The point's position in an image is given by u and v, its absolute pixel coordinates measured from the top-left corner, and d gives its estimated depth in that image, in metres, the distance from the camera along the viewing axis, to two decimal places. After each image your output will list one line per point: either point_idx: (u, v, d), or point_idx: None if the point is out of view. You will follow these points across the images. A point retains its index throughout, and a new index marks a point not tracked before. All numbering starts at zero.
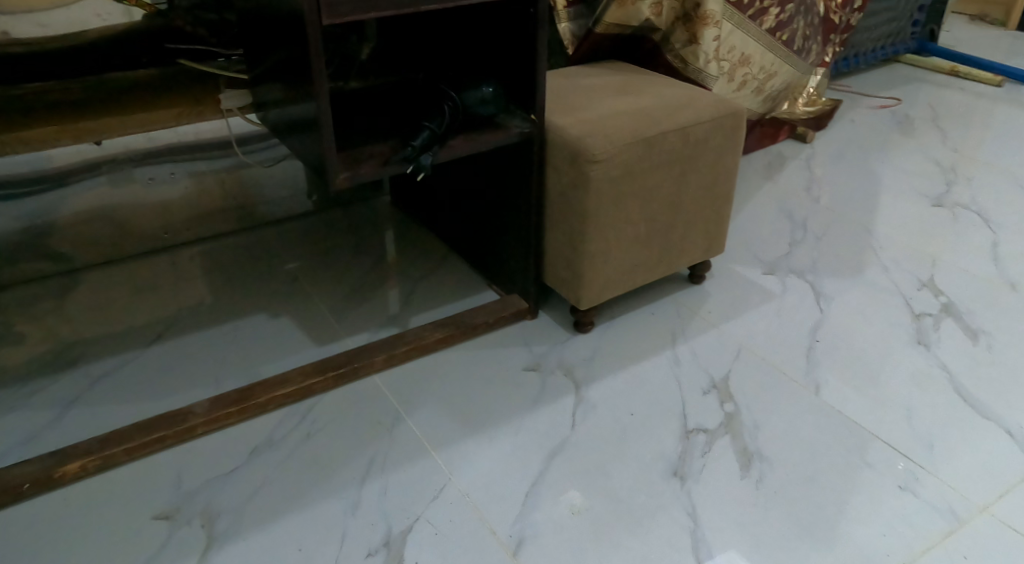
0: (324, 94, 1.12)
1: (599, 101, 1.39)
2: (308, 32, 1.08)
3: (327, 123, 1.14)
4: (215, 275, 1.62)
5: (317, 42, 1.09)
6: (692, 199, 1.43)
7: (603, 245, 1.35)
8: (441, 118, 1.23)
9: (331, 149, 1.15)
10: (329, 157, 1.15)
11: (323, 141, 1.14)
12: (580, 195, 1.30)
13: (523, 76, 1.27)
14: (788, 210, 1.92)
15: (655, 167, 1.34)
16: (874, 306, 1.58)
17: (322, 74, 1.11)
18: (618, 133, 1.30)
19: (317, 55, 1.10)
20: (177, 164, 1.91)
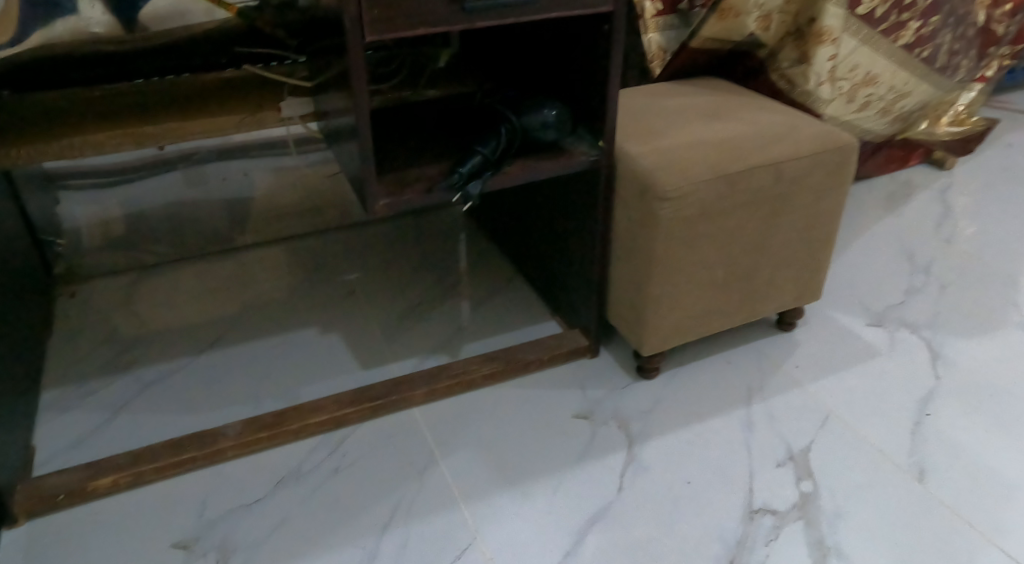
0: (365, 115, 1.04)
1: (681, 126, 1.25)
2: (348, 49, 1.00)
3: (367, 146, 1.05)
4: (279, 281, 1.59)
5: (357, 61, 1.01)
6: (782, 241, 1.28)
7: (671, 288, 1.21)
8: (496, 142, 1.12)
9: (371, 173, 1.06)
10: (368, 181, 1.06)
11: (363, 164, 1.06)
12: (647, 234, 1.17)
13: (593, 99, 1.15)
14: (910, 252, 1.71)
15: (738, 206, 1.19)
16: (1003, 376, 1.37)
17: (364, 94, 1.03)
18: (698, 167, 1.15)
19: (357, 73, 1.01)
20: (255, 164, 1.90)
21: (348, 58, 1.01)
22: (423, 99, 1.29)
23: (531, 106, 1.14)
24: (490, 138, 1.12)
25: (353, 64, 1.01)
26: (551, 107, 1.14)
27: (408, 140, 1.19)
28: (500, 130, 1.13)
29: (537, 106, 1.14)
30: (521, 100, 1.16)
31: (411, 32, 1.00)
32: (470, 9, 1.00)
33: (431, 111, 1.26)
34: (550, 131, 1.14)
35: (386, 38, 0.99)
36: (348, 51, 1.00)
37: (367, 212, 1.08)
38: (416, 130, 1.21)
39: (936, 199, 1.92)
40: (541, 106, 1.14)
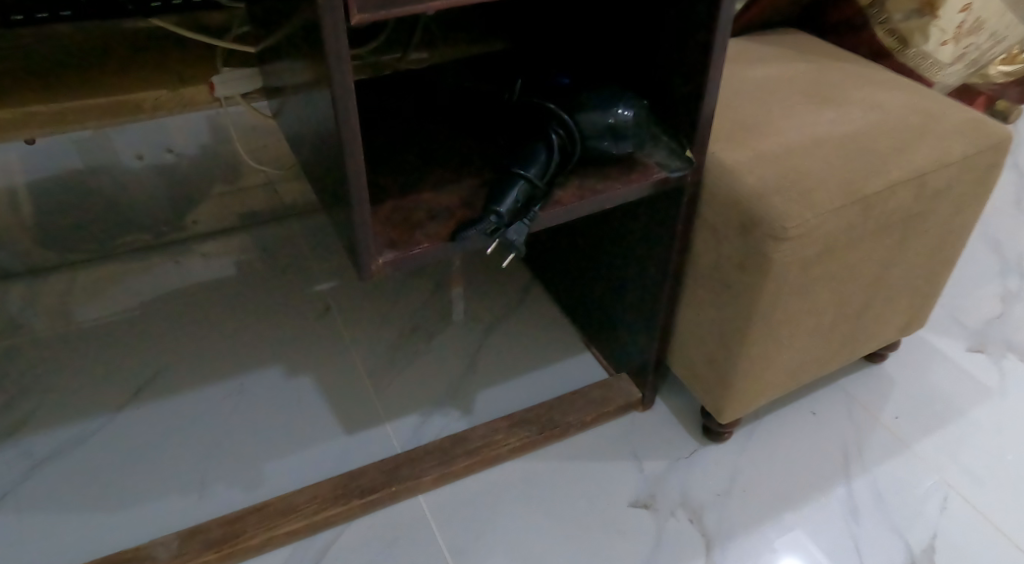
0: (358, 142, 0.66)
1: (785, 119, 0.90)
2: (325, 47, 0.61)
3: (360, 185, 0.68)
4: (220, 292, 1.21)
5: (344, 64, 0.62)
6: (905, 270, 0.96)
7: (769, 346, 0.89)
8: (545, 158, 0.76)
9: (366, 222, 0.70)
10: (360, 233, 0.70)
11: (353, 211, 0.69)
12: (747, 280, 0.84)
13: (679, 87, 0.79)
14: (996, 241, 1.41)
15: (867, 236, 0.86)
16: None
17: (354, 112, 0.65)
18: (826, 187, 0.81)
19: (344, 82, 0.63)
20: (179, 130, 1.25)
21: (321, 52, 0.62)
22: (421, 82, 0.92)
23: (596, 101, 0.77)
24: (536, 150, 0.76)
25: (334, 60, 0.62)
26: (624, 102, 0.77)
27: (409, 148, 0.83)
28: (550, 137, 0.77)
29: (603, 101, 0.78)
30: (577, 90, 0.79)
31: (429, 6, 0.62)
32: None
33: (436, 102, 0.89)
34: (622, 139, 0.78)
35: (386, 16, 0.61)
36: (325, 38, 0.61)
37: (359, 274, 0.73)
38: (418, 133, 0.85)
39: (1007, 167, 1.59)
40: (611, 100, 0.77)
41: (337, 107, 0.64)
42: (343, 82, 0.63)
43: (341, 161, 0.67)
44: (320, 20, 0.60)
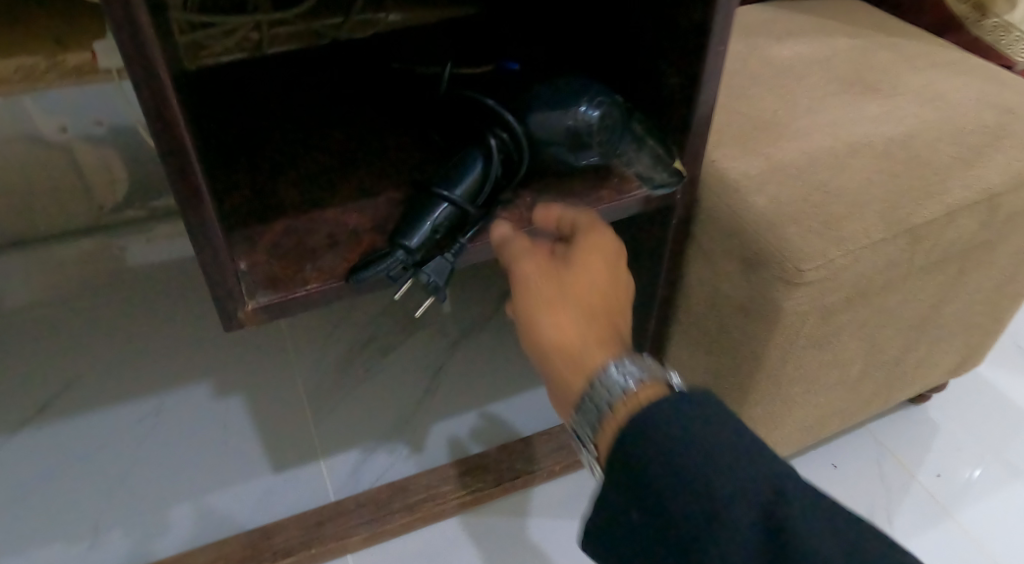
0: (192, 160, 0.47)
1: (815, 114, 0.70)
2: (114, 33, 0.43)
3: (204, 211, 0.49)
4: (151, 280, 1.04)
5: (149, 56, 0.44)
6: (964, 307, 0.76)
7: (777, 403, 0.71)
8: (478, 170, 0.58)
9: (221, 259, 0.52)
10: (216, 276, 0.52)
11: (199, 246, 0.51)
12: (750, 327, 0.65)
13: (666, 75, 0.60)
14: None
15: (914, 274, 0.66)
16: None
17: (183, 122, 0.46)
18: (862, 212, 0.61)
19: (155, 79, 0.44)
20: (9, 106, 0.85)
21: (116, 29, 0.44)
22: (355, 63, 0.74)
23: (548, 98, 0.59)
24: (467, 160, 0.59)
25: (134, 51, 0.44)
26: (588, 99, 0.59)
27: (321, 151, 0.65)
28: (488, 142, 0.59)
29: (563, 98, 0.59)
30: (527, 82, 0.61)
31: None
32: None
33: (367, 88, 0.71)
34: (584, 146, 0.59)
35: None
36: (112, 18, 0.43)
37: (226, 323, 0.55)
38: (337, 130, 0.67)
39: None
40: (568, 96, 0.59)
41: (150, 117, 0.46)
42: (153, 82, 0.45)
43: (171, 189, 0.48)
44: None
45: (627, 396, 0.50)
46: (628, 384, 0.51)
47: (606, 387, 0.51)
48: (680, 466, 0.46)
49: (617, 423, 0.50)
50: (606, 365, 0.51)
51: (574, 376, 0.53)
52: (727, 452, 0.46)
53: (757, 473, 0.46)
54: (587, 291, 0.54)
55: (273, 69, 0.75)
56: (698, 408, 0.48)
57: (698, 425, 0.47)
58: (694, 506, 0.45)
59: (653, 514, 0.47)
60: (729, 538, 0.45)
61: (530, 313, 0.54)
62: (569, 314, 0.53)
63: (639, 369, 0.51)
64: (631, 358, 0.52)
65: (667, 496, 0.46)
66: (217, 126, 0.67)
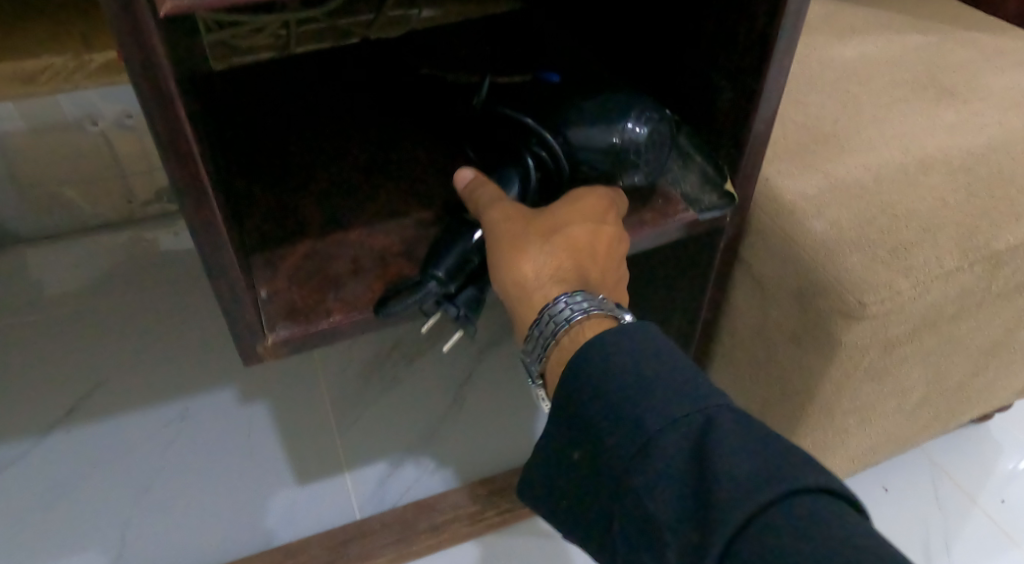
0: (209, 195, 0.43)
1: (882, 123, 0.64)
2: (122, 64, 0.39)
3: (221, 247, 0.45)
4: (178, 271, 1.01)
5: (165, 88, 0.40)
6: None
7: (831, 435, 0.66)
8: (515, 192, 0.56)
9: (240, 295, 0.48)
10: (234, 311, 0.49)
11: (216, 281, 0.47)
12: (805, 359, 0.60)
13: (721, 88, 0.56)
14: None
15: (988, 302, 0.61)
16: None
17: (199, 155, 0.42)
18: (936, 239, 0.56)
19: (169, 114, 0.40)
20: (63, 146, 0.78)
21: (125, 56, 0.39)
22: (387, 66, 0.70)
23: (592, 115, 0.54)
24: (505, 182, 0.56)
25: (146, 85, 0.39)
26: (635, 114, 0.54)
27: (350, 167, 0.62)
28: (527, 162, 0.56)
29: (609, 116, 0.54)
30: (570, 95, 0.56)
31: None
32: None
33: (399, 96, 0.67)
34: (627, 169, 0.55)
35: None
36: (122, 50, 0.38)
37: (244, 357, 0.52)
38: (366, 142, 0.64)
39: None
40: (614, 113, 0.54)
41: (164, 152, 0.41)
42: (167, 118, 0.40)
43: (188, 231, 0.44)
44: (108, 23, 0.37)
45: (573, 328, 0.50)
46: (574, 317, 0.50)
47: (552, 318, 0.51)
48: (612, 392, 0.46)
49: (562, 353, 0.51)
50: (555, 298, 0.51)
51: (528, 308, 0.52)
52: (663, 383, 0.46)
53: (690, 403, 0.45)
54: (554, 229, 0.52)
55: (300, 73, 0.71)
56: (637, 345, 0.48)
57: (633, 359, 0.47)
58: (621, 434, 0.46)
59: (592, 448, 0.47)
60: (651, 462, 0.44)
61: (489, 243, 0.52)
62: (530, 252, 0.52)
63: (589, 303, 0.50)
64: (580, 291, 0.51)
65: (603, 426, 0.46)
66: (241, 135, 0.63)
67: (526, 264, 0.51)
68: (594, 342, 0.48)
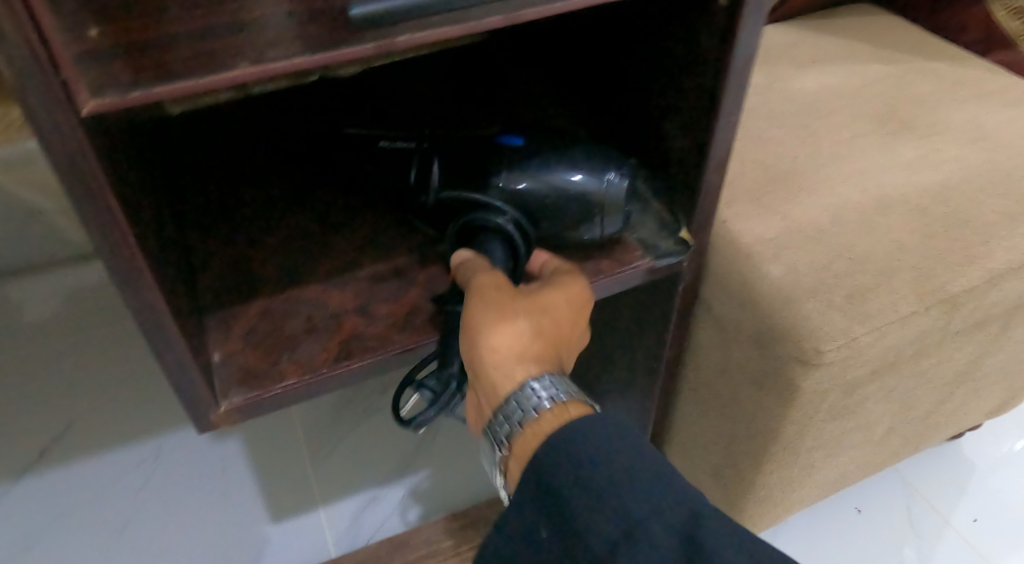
0: (150, 282, 0.42)
1: (841, 159, 0.63)
2: (51, 164, 0.37)
3: (169, 329, 0.44)
4: None
5: (98, 185, 0.38)
6: (1005, 356, 0.70)
7: (796, 470, 0.67)
8: (500, 260, 0.54)
9: (190, 372, 0.48)
10: (184, 387, 0.49)
11: (165, 361, 0.46)
12: (765, 402, 0.60)
13: (675, 135, 0.55)
14: None
15: (946, 339, 0.61)
16: None
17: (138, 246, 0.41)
18: (891, 283, 0.56)
19: (104, 208, 0.39)
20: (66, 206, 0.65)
21: (54, 159, 0.37)
22: None
23: (562, 176, 0.54)
24: (488, 250, 0.54)
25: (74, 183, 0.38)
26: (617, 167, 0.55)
27: (302, 217, 0.61)
28: (506, 228, 0.54)
29: (589, 167, 0.54)
30: (530, 152, 0.55)
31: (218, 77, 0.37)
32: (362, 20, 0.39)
33: None
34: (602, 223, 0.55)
35: (145, 98, 0.37)
36: (50, 151, 0.37)
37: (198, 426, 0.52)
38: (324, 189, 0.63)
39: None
40: (583, 171, 0.54)
41: (100, 245, 0.40)
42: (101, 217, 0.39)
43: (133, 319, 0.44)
44: (33, 123, 0.35)
45: (554, 409, 0.50)
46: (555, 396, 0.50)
47: (534, 395, 0.50)
48: (591, 477, 0.46)
49: (537, 431, 0.50)
50: (526, 381, 0.50)
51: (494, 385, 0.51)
52: (647, 473, 0.46)
53: (676, 496, 0.46)
54: (537, 307, 0.51)
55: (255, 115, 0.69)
56: (621, 430, 0.48)
57: (618, 443, 0.47)
58: (607, 519, 0.46)
59: (570, 535, 0.47)
60: (638, 548, 0.45)
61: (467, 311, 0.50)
62: (518, 321, 0.50)
63: (565, 385, 0.51)
64: (556, 375, 0.51)
65: (580, 512, 0.46)
66: (195, 187, 0.62)
67: (509, 332, 0.50)
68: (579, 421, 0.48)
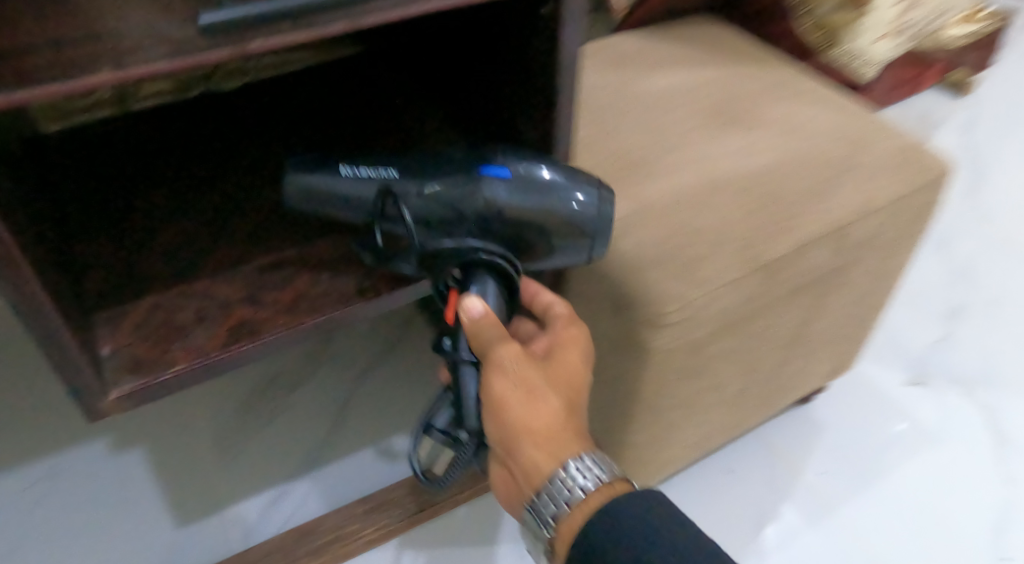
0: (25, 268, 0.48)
1: (680, 151, 0.72)
2: None
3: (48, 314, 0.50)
4: None
5: None
6: (837, 315, 0.78)
7: (660, 429, 0.74)
8: (498, 302, 0.57)
9: (77, 357, 0.53)
10: (71, 372, 0.53)
11: (52, 347, 0.51)
12: (622, 365, 0.68)
13: (526, 132, 0.62)
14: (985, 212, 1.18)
15: (776, 301, 0.69)
16: None
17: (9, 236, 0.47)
18: (715, 251, 0.64)
19: None
20: None
21: None
22: (232, 122, 0.74)
23: (516, 198, 0.58)
24: (485, 290, 0.57)
25: None
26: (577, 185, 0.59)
27: (187, 222, 0.66)
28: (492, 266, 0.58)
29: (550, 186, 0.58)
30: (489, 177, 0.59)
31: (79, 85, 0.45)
32: (213, 30, 0.46)
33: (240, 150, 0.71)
34: (574, 250, 0.60)
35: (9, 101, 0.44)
36: None
37: (90, 415, 0.56)
38: (207, 196, 0.68)
39: (956, 148, 1.27)
40: (537, 192, 0.58)
41: None
42: None
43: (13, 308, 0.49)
44: None
45: (590, 493, 0.54)
46: (593, 481, 0.54)
47: (569, 480, 0.55)
48: (635, 556, 0.51)
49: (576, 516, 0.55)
50: (563, 462, 0.55)
51: (528, 460, 0.56)
52: (676, 554, 0.51)
53: None
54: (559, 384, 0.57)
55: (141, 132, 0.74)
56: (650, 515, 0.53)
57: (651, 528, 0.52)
58: None
59: None
60: None
61: (495, 387, 0.56)
62: (546, 402, 0.56)
63: (600, 467, 0.55)
64: (596, 457, 0.55)
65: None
66: (80, 203, 0.67)
67: (536, 412, 0.55)
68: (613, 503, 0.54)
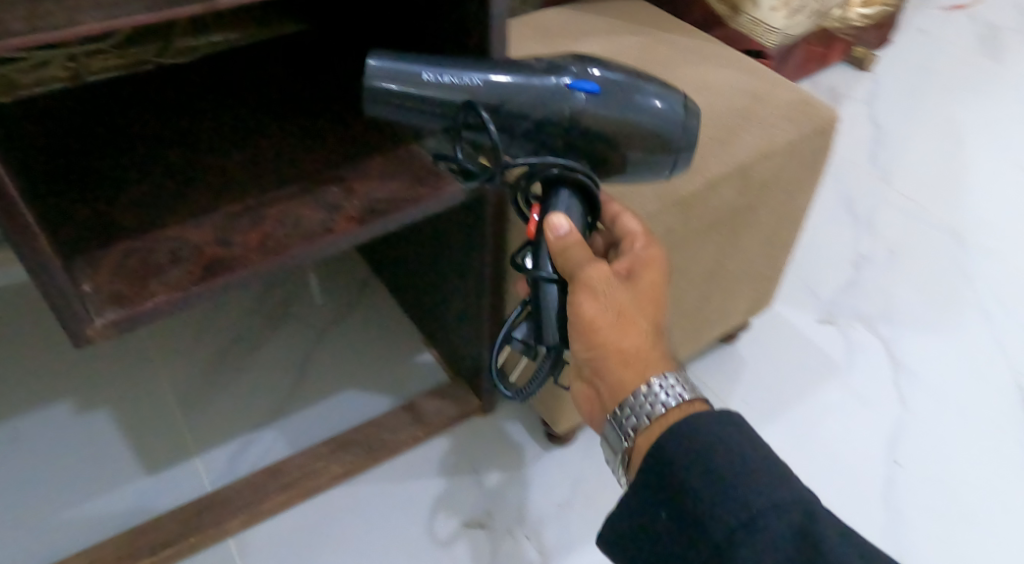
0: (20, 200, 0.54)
1: None
2: None
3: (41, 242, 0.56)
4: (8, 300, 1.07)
5: None
6: (747, 253, 0.88)
7: None
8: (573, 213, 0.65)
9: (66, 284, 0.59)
10: (63, 300, 0.59)
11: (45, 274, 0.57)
12: None
13: None
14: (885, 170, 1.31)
15: (691, 235, 0.79)
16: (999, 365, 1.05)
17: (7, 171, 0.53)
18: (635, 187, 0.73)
19: None
20: None
21: None
22: (193, 93, 0.81)
23: (601, 107, 0.65)
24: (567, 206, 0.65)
25: None
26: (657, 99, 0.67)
27: (154, 178, 0.72)
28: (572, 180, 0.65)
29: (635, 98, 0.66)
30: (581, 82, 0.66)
31: (72, 35, 0.50)
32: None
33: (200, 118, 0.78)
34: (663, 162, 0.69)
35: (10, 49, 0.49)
36: None
37: (76, 342, 0.62)
38: (172, 155, 0.74)
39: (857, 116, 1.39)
40: (619, 102, 0.65)
41: None
42: None
43: (10, 239, 0.55)
44: None
45: (673, 410, 0.59)
46: (675, 400, 0.59)
47: (651, 398, 0.60)
48: (713, 468, 0.53)
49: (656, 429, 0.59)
50: (649, 379, 0.60)
51: (617, 378, 0.61)
52: (763, 472, 0.53)
53: (790, 492, 0.52)
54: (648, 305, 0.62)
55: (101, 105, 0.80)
56: (728, 431, 0.55)
57: (734, 445, 0.54)
58: (727, 507, 0.52)
59: (688, 522, 0.54)
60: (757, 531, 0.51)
61: (585, 307, 0.61)
62: (636, 322, 0.62)
63: (683, 386, 0.60)
64: (677, 379, 0.60)
65: (704, 503, 0.53)
66: (50, 164, 0.73)
67: (627, 329, 0.61)
68: (701, 418, 0.56)
